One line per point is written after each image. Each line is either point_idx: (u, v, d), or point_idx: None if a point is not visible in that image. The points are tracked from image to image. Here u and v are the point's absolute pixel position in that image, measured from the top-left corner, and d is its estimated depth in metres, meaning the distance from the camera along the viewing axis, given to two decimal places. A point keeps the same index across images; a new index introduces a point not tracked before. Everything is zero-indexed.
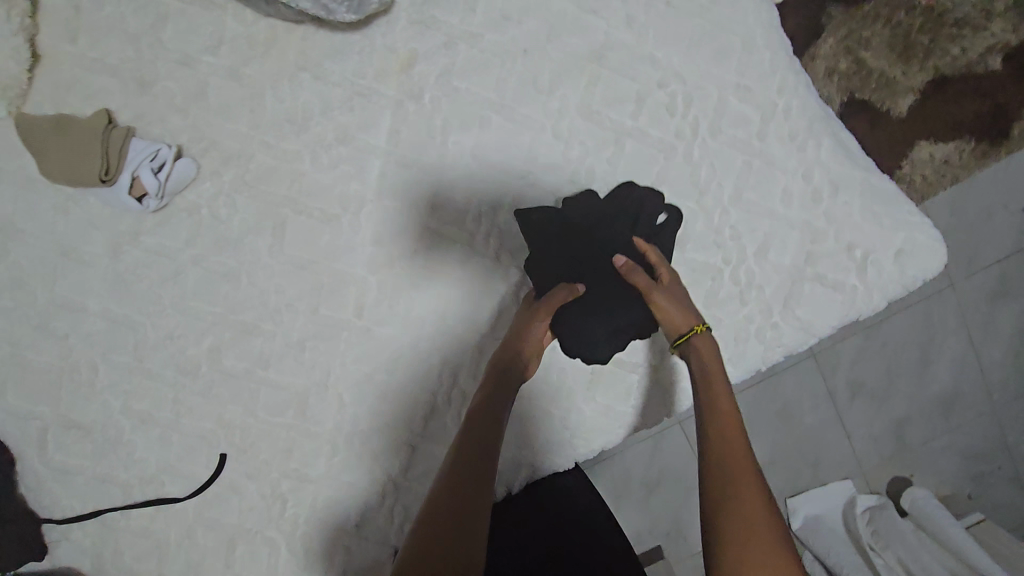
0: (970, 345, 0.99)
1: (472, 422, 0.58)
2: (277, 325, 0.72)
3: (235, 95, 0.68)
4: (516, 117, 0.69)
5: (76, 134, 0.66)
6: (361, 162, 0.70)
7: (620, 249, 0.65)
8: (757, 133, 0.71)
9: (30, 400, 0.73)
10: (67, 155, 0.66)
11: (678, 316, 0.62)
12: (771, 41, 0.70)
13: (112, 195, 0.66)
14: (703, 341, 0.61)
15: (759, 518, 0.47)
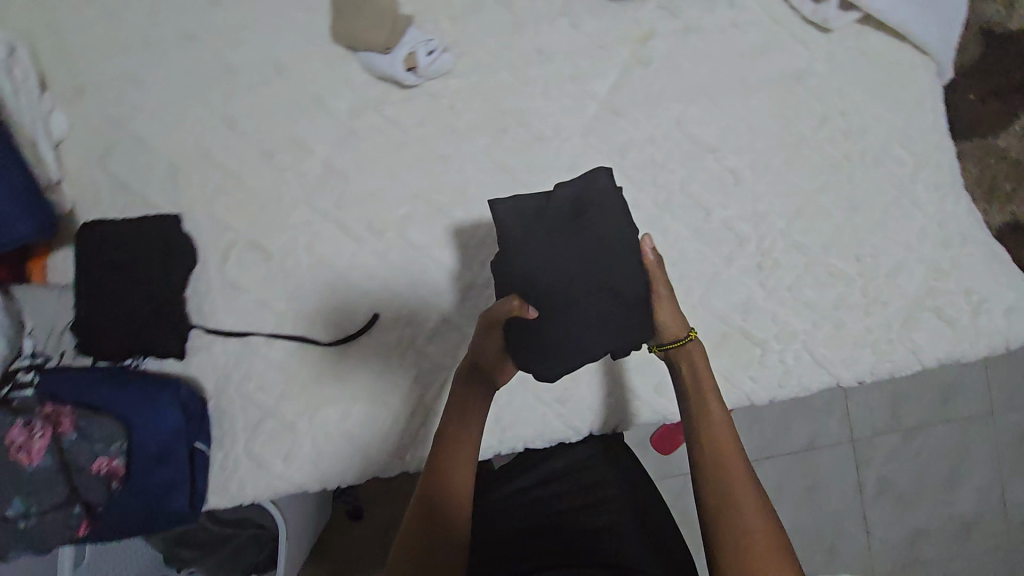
0: (996, 477, 1.19)
1: (462, 419, 0.67)
2: (466, 215, 0.82)
3: (502, 17, 0.80)
4: (720, 103, 0.81)
5: (373, 7, 0.78)
6: (582, 101, 0.81)
7: (604, 255, 0.62)
8: (911, 175, 0.83)
9: (233, 215, 0.81)
10: (360, 22, 0.78)
11: (671, 327, 0.66)
12: (937, 108, 0.83)
13: (386, 64, 0.77)
14: (696, 349, 0.68)
15: (752, 525, 0.58)
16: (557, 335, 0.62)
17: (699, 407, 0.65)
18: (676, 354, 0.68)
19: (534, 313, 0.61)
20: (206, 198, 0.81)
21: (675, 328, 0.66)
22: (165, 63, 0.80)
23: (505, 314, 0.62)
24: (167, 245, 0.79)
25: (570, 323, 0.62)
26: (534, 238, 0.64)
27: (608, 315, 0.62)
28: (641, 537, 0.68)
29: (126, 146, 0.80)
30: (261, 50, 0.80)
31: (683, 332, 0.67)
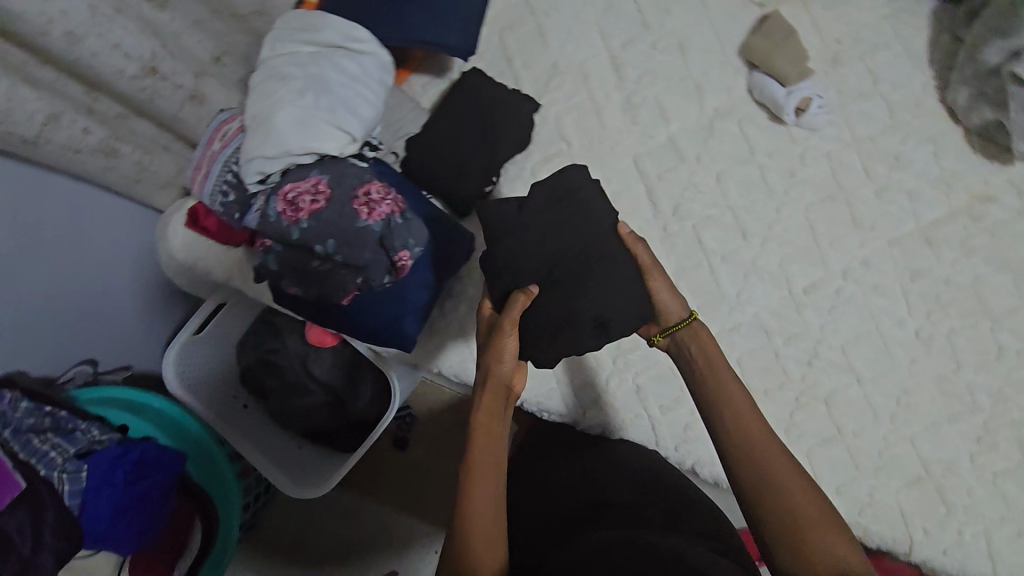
0: None
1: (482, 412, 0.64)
2: (757, 246, 0.87)
3: (881, 114, 0.88)
4: (1019, 286, 0.86)
5: (794, 44, 0.86)
6: (905, 217, 0.87)
7: (567, 236, 0.67)
8: None
9: (574, 133, 0.88)
10: (779, 49, 0.85)
11: (673, 305, 0.70)
12: None
13: (780, 92, 0.84)
14: (699, 329, 0.70)
15: (790, 492, 0.58)
16: (555, 312, 0.66)
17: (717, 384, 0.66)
18: (681, 337, 0.70)
19: (535, 288, 0.66)
20: (563, 107, 0.88)
21: (669, 314, 0.70)
22: None
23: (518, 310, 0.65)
24: (518, 122, 0.84)
25: (584, 287, 0.66)
26: (537, 229, 0.67)
27: (612, 283, 0.66)
28: (669, 522, 0.63)
29: (528, 33, 0.89)
30: (678, 24, 0.89)
31: (674, 320, 0.70)
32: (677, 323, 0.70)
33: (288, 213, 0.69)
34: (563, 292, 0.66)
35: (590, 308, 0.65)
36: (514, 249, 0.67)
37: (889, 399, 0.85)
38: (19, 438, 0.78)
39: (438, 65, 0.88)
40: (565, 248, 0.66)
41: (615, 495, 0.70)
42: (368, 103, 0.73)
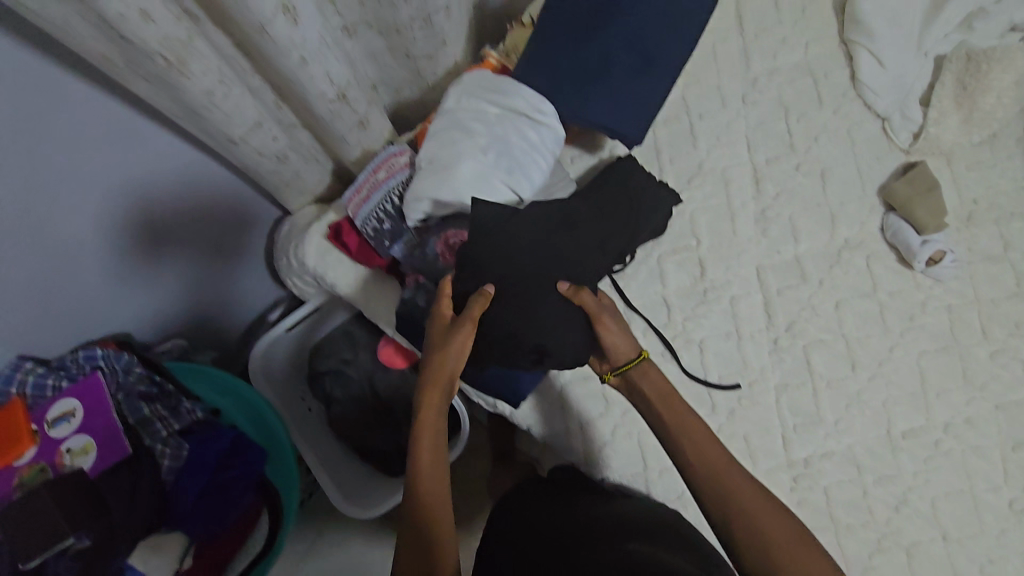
0: None
1: (435, 397, 0.72)
2: (862, 380, 0.88)
3: (1008, 280, 0.89)
4: None
5: (936, 197, 0.88)
6: (1017, 385, 0.87)
7: (547, 262, 0.74)
8: None
9: (704, 232, 0.91)
10: (921, 199, 0.88)
11: (622, 346, 0.74)
12: None
13: (915, 239, 0.87)
14: (651, 368, 0.74)
15: (750, 511, 0.66)
16: (504, 314, 0.73)
17: (668, 407, 0.72)
18: (633, 373, 0.75)
19: (490, 291, 0.72)
20: (699, 206, 0.92)
21: (621, 351, 0.74)
22: (753, 104, 0.94)
23: (475, 307, 0.72)
24: (658, 211, 0.86)
25: (535, 314, 0.73)
26: (507, 242, 0.74)
27: (558, 313, 0.73)
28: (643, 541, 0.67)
29: (680, 130, 0.94)
30: (825, 152, 0.92)
31: (629, 356, 0.74)
32: (630, 362, 0.74)
33: (444, 255, 0.79)
34: (515, 299, 0.73)
35: (534, 327, 0.73)
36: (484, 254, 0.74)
37: (971, 564, 0.84)
38: (130, 402, 0.83)
39: (590, 140, 0.92)
40: (524, 261, 0.73)
41: (584, 515, 0.74)
42: (540, 171, 0.79)
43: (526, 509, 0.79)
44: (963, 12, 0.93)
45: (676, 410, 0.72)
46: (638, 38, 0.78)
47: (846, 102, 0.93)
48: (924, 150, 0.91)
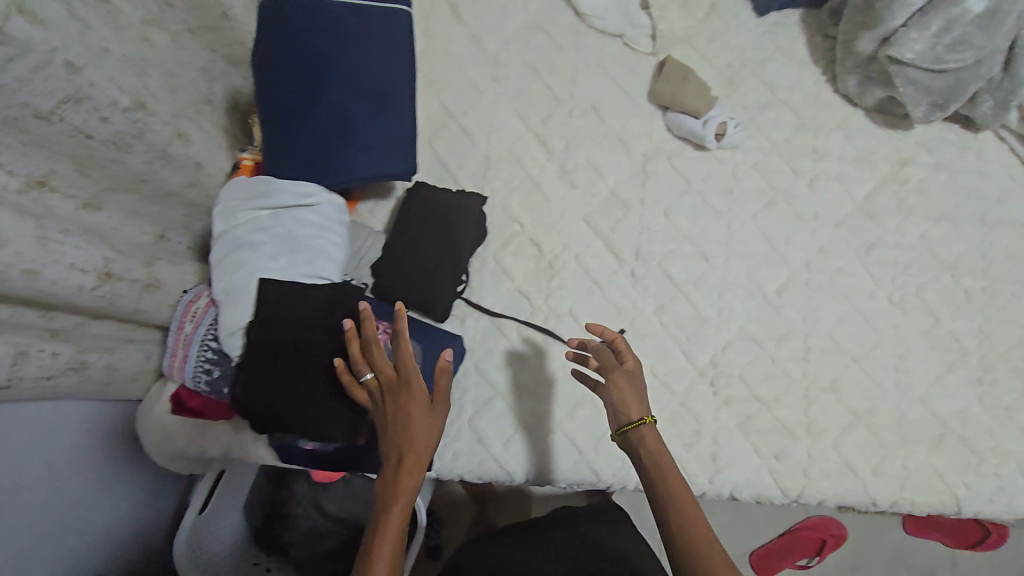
0: None
1: (402, 458, 0.60)
2: (721, 265, 0.91)
3: (788, 118, 0.95)
4: (961, 231, 0.92)
5: (695, 80, 0.93)
6: (842, 199, 0.93)
7: (293, 327, 0.68)
8: None
9: (522, 212, 0.92)
10: (683, 87, 0.92)
11: (633, 405, 0.67)
12: None
13: (696, 125, 0.91)
14: (651, 433, 0.66)
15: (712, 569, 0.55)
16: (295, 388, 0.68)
17: (660, 471, 0.63)
18: (632, 438, 0.66)
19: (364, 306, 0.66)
20: (506, 191, 0.93)
21: (631, 407, 0.67)
22: (505, 80, 0.96)
23: (409, 353, 0.64)
24: (473, 220, 0.86)
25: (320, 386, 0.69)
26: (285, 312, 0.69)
27: (326, 396, 0.69)
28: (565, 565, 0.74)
29: (454, 134, 0.94)
30: (587, 88, 0.96)
31: (637, 414, 0.67)
32: (644, 415, 0.66)
33: None
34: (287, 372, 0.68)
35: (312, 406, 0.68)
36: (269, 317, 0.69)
37: (888, 370, 0.89)
38: None
39: (378, 186, 0.91)
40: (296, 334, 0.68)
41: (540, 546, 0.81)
42: (337, 245, 0.75)
43: (496, 540, 0.87)
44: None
45: (652, 466, 0.63)
46: (360, 82, 0.76)
47: (582, 39, 0.97)
48: (664, 45, 0.96)
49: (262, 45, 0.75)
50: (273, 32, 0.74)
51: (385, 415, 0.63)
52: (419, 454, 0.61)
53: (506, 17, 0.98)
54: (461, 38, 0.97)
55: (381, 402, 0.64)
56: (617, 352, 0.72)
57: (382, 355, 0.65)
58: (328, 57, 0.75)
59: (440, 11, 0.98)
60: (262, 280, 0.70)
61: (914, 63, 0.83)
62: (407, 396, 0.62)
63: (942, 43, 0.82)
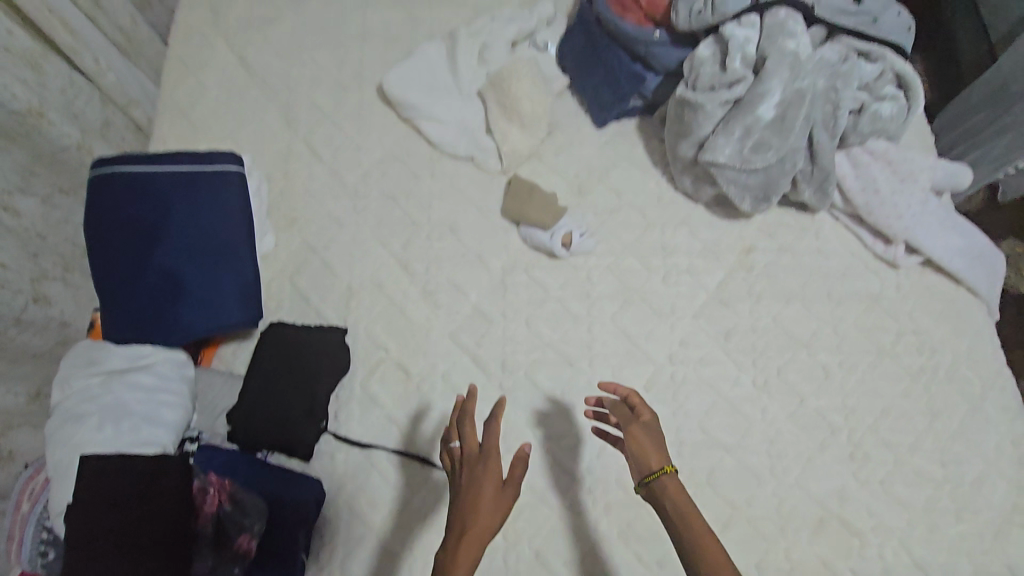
0: None
1: (465, 532, 0.57)
2: (587, 367, 0.92)
3: (636, 219, 1.00)
4: (811, 309, 0.96)
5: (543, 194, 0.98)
6: (695, 291, 0.97)
7: (116, 505, 0.64)
8: (989, 391, 0.92)
9: (386, 337, 0.93)
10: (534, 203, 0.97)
11: (652, 456, 0.64)
12: (993, 343, 0.95)
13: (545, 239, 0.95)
14: (673, 486, 0.62)
15: None
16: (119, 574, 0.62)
17: (685, 524, 0.60)
18: (655, 490, 0.63)
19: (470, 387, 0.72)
20: (369, 319, 0.94)
21: (651, 460, 0.64)
22: (365, 210, 1.00)
23: (497, 436, 0.64)
24: (333, 354, 0.88)
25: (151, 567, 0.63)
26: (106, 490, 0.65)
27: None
28: None
29: (315, 269, 0.96)
30: (442, 211, 1.00)
31: (657, 466, 0.63)
32: (663, 466, 0.63)
33: None
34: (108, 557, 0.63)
35: None
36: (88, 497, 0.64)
37: (761, 457, 0.89)
38: None
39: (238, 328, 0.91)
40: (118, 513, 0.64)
41: None
42: (173, 406, 0.74)
43: None
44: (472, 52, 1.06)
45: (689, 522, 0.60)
46: (193, 246, 0.80)
47: (436, 165, 1.03)
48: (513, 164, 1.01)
49: (97, 226, 0.80)
50: (106, 208, 0.80)
51: (461, 483, 0.62)
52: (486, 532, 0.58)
53: (363, 151, 1.03)
54: (319, 176, 1.01)
55: (461, 468, 0.63)
56: (631, 406, 0.69)
57: (473, 434, 0.65)
58: (161, 225, 0.80)
59: (298, 152, 1.02)
60: (82, 454, 0.68)
61: (729, 165, 0.88)
62: (488, 461, 0.61)
63: (747, 145, 0.86)
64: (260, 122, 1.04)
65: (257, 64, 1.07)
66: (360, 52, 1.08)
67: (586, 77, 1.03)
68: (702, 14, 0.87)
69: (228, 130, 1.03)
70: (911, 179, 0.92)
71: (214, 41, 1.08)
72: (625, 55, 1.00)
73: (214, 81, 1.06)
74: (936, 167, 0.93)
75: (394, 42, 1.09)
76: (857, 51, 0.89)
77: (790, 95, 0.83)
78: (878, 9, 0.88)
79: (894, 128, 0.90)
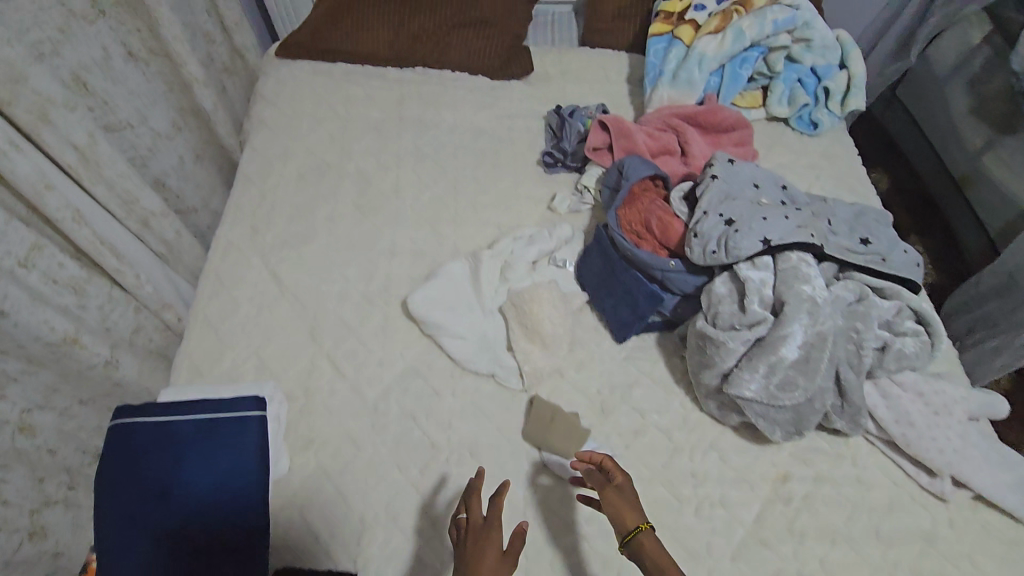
0: None
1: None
2: None
3: (662, 443, 0.96)
4: (860, 551, 0.88)
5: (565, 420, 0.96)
6: (730, 527, 0.90)
7: None
8: None
9: None
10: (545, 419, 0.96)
11: (628, 517, 0.71)
12: None
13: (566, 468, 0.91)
14: (649, 541, 0.69)
15: None
16: None
17: (664, 571, 0.66)
18: (634, 548, 0.70)
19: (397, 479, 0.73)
20: (381, 558, 0.87)
21: (626, 517, 0.71)
22: (383, 430, 0.97)
23: (498, 506, 0.73)
24: None
25: None
26: None
27: None
28: None
29: (328, 498, 0.91)
30: (462, 432, 0.97)
31: (632, 522, 0.71)
32: (641, 522, 0.71)
33: None
34: None
35: None
36: None
37: None
38: None
39: None
40: None
41: None
42: None
43: None
44: (494, 273, 1.11)
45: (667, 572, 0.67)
46: (209, 487, 0.78)
47: (457, 381, 1.02)
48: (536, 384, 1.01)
49: (110, 473, 0.78)
50: (118, 458, 0.79)
51: (464, 547, 0.71)
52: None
53: (385, 365, 1.03)
54: (339, 392, 1.00)
55: (466, 538, 0.72)
56: (606, 470, 0.76)
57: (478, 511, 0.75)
58: (170, 474, 0.78)
59: (321, 367, 1.03)
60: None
61: (755, 399, 0.86)
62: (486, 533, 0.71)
63: (772, 382, 0.85)
64: (286, 336, 1.05)
65: (289, 279, 1.12)
66: (388, 268, 1.13)
67: (604, 297, 1.07)
68: (716, 254, 0.91)
69: (254, 344, 1.04)
70: (945, 411, 0.90)
71: (250, 256, 1.14)
72: (643, 277, 1.04)
73: (246, 296, 1.10)
74: (970, 398, 0.91)
75: (420, 259, 1.15)
76: (869, 286, 0.91)
77: (812, 337, 0.83)
78: (886, 248, 0.93)
79: (921, 363, 0.90)
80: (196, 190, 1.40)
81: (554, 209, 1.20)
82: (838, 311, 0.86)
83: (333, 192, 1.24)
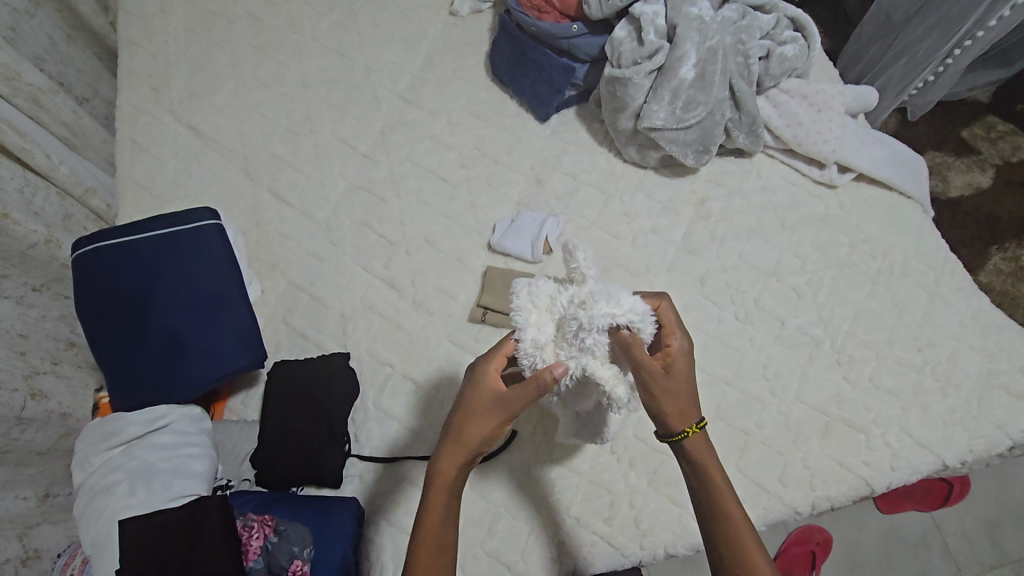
0: None
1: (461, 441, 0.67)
2: None
3: (595, 196, 1.07)
4: (769, 240, 1.04)
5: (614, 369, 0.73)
6: (662, 247, 1.04)
7: (185, 534, 0.67)
8: (947, 270, 1.02)
9: (388, 353, 0.96)
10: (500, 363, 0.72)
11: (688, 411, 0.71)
12: (926, 233, 1.05)
13: (524, 249, 1.00)
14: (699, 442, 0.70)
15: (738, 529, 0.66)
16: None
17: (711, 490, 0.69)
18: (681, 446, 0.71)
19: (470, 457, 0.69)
20: (368, 339, 0.97)
21: (670, 411, 0.70)
22: (341, 240, 1.03)
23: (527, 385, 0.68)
24: (341, 374, 0.89)
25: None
26: (161, 536, 0.67)
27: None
28: None
29: (306, 306, 0.98)
30: (415, 227, 1.05)
31: (678, 428, 0.70)
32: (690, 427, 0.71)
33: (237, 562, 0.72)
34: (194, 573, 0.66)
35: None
36: (151, 546, 0.67)
37: (759, 382, 0.95)
38: None
39: (245, 377, 0.93)
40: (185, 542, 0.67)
41: None
42: (197, 457, 0.76)
43: None
44: (412, 91, 1.16)
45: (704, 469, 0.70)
46: (197, 309, 0.84)
47: (399, 185, 1.08)
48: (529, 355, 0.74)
49: (104, 311, 0.84)
50: (106, 292, 0.84)
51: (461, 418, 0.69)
52: (451, 486, 0.66)
53: (327, 186, 1.07)
54: (292, 217, 1.05)
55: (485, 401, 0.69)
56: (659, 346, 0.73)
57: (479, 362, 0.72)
58: (152, 305, 0.83)
59: (265, 201, 1.06)
60: (118, 523, 0.68)
61: (666, 126, 0.98)
62: (476, 398, 0.69)
63: (677, 106, 0.97)
64: (225, 181, 1.07)
65: (209, 131, 1.11)
66: (306, 100, 1.14)
67: (520, 80, 1.12)
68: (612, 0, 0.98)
69: (193, 194, 1.06)
70: (826, 107, 1.04)
71: (162, 118, 1.13)
72: (551, 51, 1.09)
73: (170, 154, 1.10)
74: (845, 92, 1.06)
75: (335, 86, 1.16)
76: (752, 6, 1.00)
77: (704, 54, 0.96)
78: None
79: (802, 65, 1.04)
80: (80, 76, 1.31)
81: (456, 13, 1.21)
82: (725, 29, 0.96)
83: (226, 39, 1.20)
